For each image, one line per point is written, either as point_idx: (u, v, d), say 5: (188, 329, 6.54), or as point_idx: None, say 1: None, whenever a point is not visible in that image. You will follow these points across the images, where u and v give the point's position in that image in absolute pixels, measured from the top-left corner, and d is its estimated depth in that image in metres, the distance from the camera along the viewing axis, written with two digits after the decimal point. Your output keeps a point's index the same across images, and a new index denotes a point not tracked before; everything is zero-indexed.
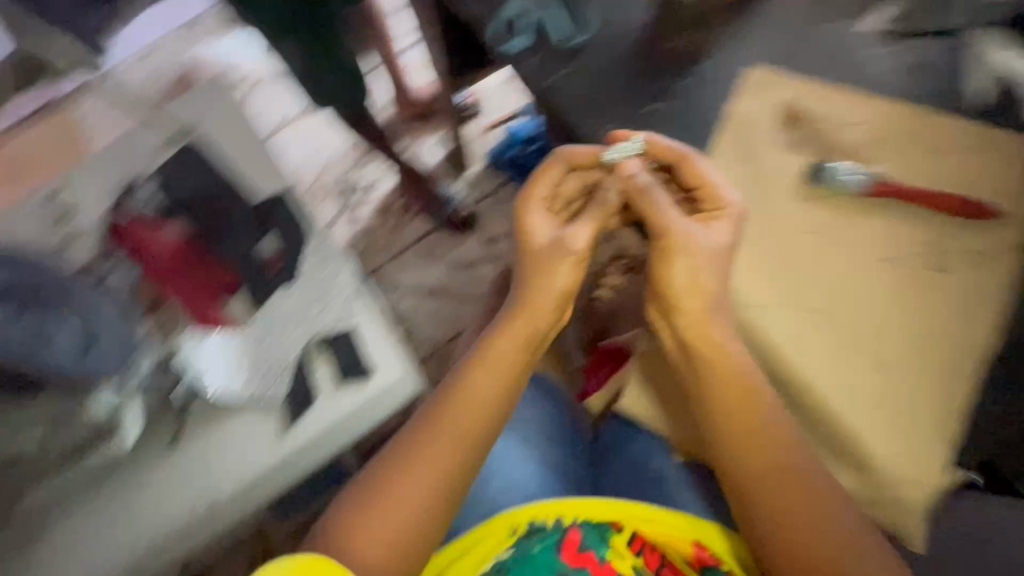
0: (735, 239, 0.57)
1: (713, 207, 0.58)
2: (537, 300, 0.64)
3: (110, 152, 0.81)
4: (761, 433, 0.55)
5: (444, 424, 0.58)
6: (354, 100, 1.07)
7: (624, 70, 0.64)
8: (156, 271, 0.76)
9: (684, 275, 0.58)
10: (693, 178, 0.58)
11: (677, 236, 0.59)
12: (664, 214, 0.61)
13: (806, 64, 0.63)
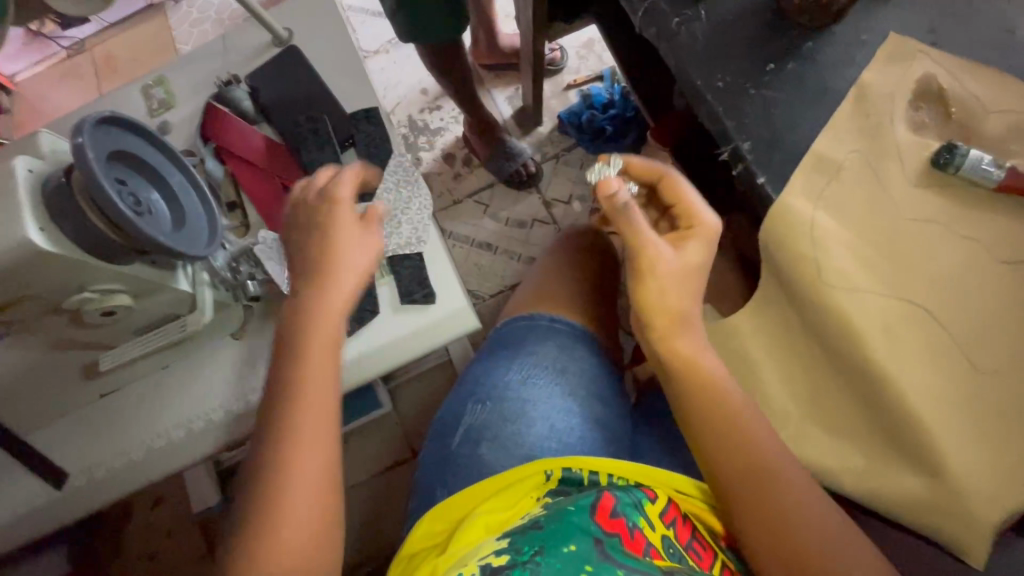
0: (704, 259, 0.60)
1: (688, 224, 0.62)
2: (325, 286, 0.62)
3: (216, 51, 0.87)
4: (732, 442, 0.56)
5: (303, 400, 0.58)
6: (447, 36, 1.06)
7: (747, 24, 0.61)
8: (239, 160, 0.79)
9: (663, 297, 0.58)
10: (672, 194, 0.63)
11: (656, 250, 0.58)
12: (645, 233, 0.59)
13: (955, 40, 0.57)
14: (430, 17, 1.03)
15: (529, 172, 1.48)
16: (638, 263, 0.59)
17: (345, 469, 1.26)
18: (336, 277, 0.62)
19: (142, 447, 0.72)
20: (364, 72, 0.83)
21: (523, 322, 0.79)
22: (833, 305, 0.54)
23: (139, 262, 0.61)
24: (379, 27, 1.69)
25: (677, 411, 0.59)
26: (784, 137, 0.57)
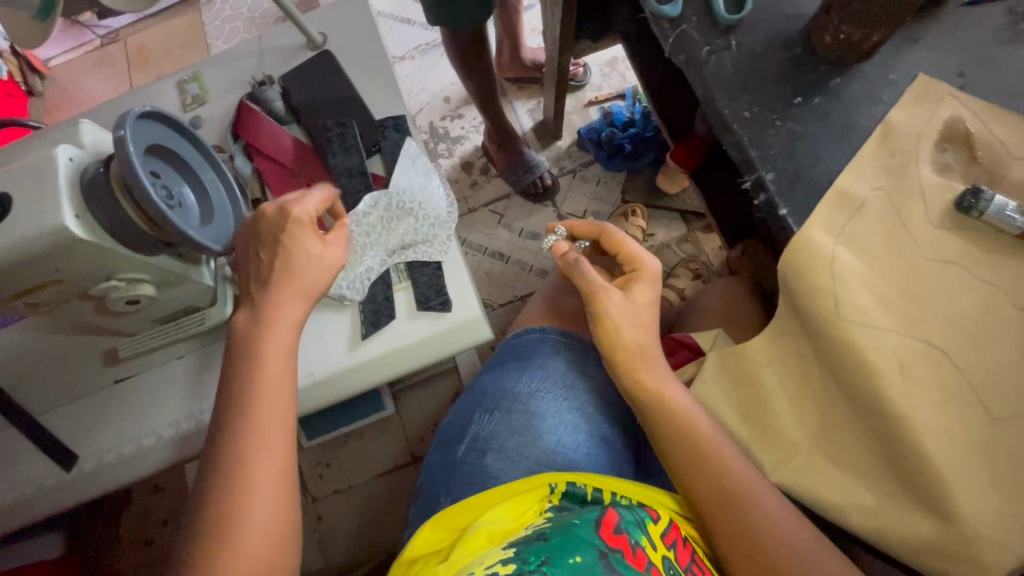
0: (652, 298, 0.67)
1: (632, 268, 0.69)
2: (286, 296, 0.60)
3: (251, 50, 0.89)
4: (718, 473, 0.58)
5: (258, 410, 0.54)
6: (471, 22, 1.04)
7: (777, 56, 0.62)
8: (266, 159, 0.80)
9: (622, 337, 0.65)
10: (614, 246, 0.71)
11: (612, 296, 0.66)
12: (595, 280, 0.67)
13: (982, 84, 0.58)
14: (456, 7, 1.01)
15: (544, 184, 1.49)
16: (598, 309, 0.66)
17: (348, 467, 1.27)
18: (291, 282, 0.60)
19: (153, 435, 0.73)
20: (393, 79, 0.85)
21: (533, 335, 0.80)
22: (848, 340, 0.53)
23: (165, 253, 0.63)
24: (408, 34, 1.72)
25: (654, 439, 0.63)
26: (807, 171, 0.58)
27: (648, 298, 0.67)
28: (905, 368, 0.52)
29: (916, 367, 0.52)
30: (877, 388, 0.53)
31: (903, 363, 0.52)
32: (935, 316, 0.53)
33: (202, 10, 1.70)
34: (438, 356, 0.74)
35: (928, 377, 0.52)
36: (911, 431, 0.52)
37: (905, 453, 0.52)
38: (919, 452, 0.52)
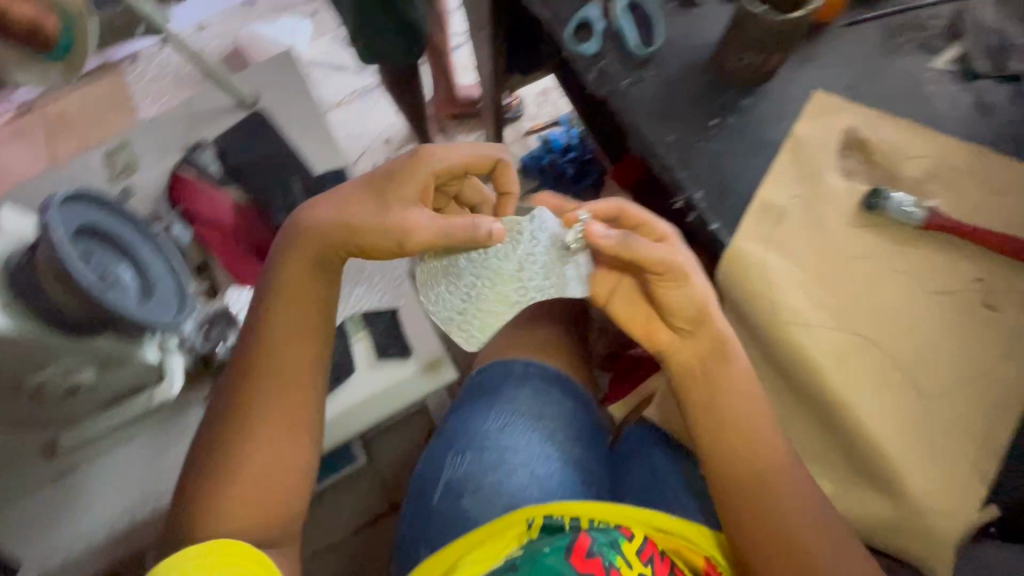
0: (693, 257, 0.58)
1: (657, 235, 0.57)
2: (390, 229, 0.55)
3: (179, 114, 0.87)
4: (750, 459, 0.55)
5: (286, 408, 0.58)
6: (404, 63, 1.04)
7: (690, 82, 0.67)
8: (205, 224, 0.79)
9: (676, 301, 0.55)
10: (638, 222, 0.57)
11: (677, 262, 0.53)
12: (662, 248, 0.53)
13: (870, 94, 0.64)
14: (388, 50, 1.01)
15: None
16: (658, 274, 0.54)
17: (322, 527, 1.20)
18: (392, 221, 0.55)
19: (105, 526, 0.69)
20: (331, 132, 0.86)
21: (497, 368, 0.80)
22: (788, 340, 0.57)
23: (106, 335, 0.58)
24: (344, 82, 1.73)
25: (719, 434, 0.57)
26: (731, 186, 0.62)
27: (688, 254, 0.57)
28: (842, 360, 0.56)
29: (851, 358, 0.56)
30: (820, 381, 0.56)
31: (840, 354, 0.56)
32: (860, 307, 0.57)
33: (127, 72, 1.67)
34: (404, 403, 0.73)
35: (862, 365, 0.56)
36: (855, 418, 0.55)
37: (854, 439, 0.56)
38: (866, 437, 0.55)
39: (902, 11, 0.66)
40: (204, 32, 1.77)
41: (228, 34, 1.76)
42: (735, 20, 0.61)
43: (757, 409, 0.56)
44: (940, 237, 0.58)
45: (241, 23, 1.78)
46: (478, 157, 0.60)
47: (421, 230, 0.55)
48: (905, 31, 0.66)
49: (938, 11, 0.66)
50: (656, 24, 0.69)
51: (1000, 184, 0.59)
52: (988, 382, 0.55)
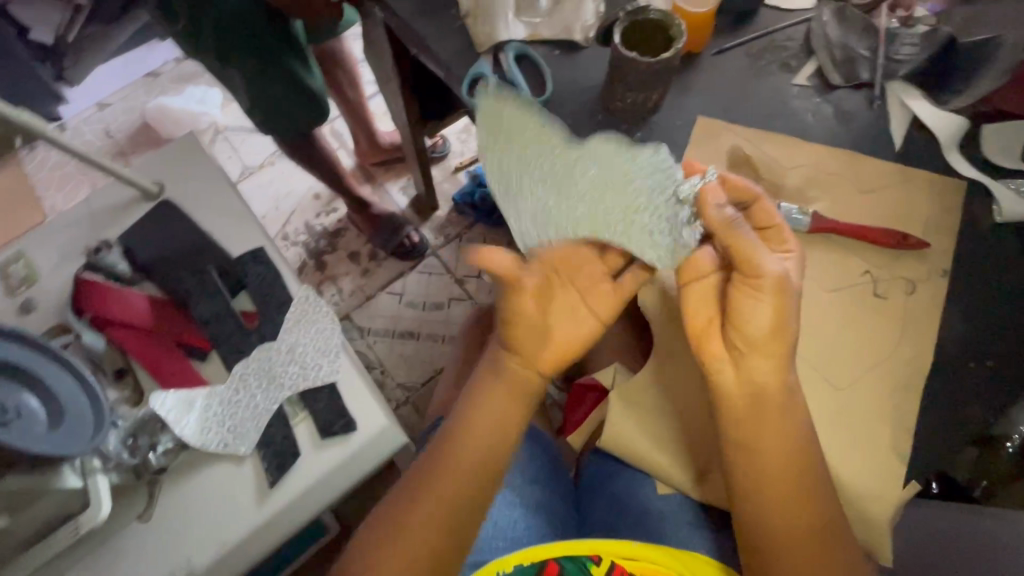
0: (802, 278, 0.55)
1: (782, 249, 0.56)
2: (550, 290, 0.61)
3: (79, 215, 0.83)
4: (788, 467, 0.53)
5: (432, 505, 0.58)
6: (305, 131, 1.06)
7: (585, 122, 0.70)
8: (121, 327, 0.75)
9: (761, 309, 0.52)
10: (767, 219, 0.56)
11: (768, 271, 0.52)
12: (749, 239, 0.53)
13: (747, 114, 0.70)
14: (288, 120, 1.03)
15: (415, 245, 1.46)
16: (748, 272, 0.53)
17: None
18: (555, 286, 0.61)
19: None
20: (243, 211, 0.84)
21: None
22: None
23: (12, 474, 0.56)
24: (260, 143, 1.62)
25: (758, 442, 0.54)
26: None
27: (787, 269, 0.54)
28: None
29: None
30: None
31: None
32: None
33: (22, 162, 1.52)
34: (357, 478, 0.71)
35: None
36: None
37: None
38: None
39: (761, 35, 0.73)
40: (103, 111, 1.63)
41: (131, 109, 1.63)
42: (614, 64, 0.64)
43: (790, 425, 0.54)
44: (825, 237, 0.64)
45: (144, 96, 1.65)
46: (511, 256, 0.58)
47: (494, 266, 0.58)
48: (768, 52, 0.72)
49: (791, 32, 0.73)
50: (545, 73, 0.72)
51: (867, 182, 0.66)
52: (890, 364, 0.60)
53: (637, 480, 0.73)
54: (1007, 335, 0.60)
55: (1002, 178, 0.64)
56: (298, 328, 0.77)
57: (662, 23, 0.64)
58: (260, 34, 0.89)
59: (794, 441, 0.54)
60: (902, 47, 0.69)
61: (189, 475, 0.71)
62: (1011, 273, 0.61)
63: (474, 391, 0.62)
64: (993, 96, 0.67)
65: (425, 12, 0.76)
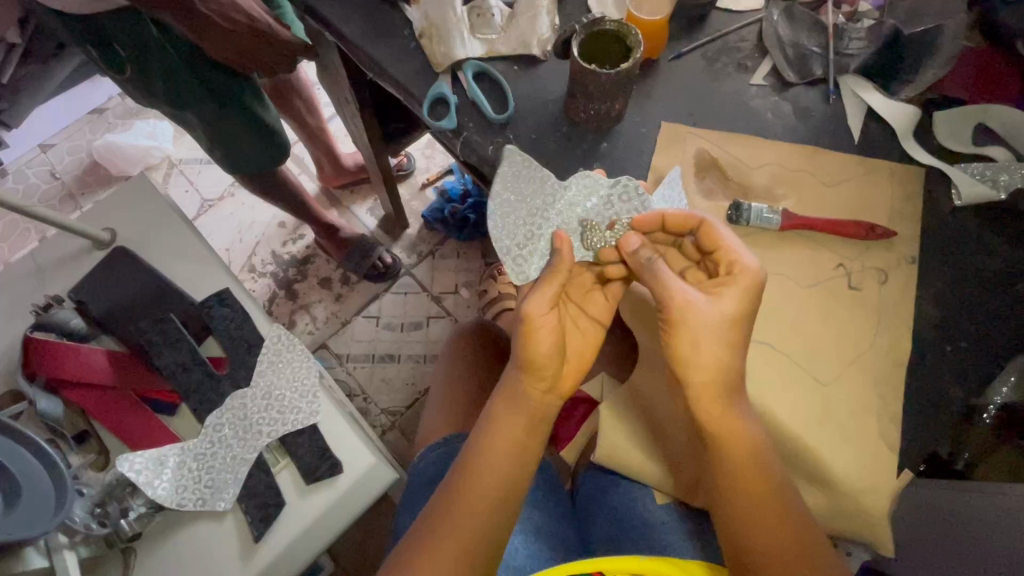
0: (744, 308, 0.54)
1: (726, 270, 0.56)
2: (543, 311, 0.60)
3: (24, 268, 0.78)
4: (746, 472, 0.55)
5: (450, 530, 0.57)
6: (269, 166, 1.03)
7: (550, 136, 0.70)
8: (79, 387, 0.71)
9: (715, 307, 0.54)
10: (711, 243, 0.57)
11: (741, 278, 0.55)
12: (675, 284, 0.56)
13: (709, 117, 0.70)
14: (253, 159, 1.00)
15: (388, 267, 1.43)
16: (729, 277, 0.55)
17: None
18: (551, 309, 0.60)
19: None
20: (203, 253, 0.80)
21: (444, 449, 0.80)
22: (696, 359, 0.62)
23: None
24: (217, 174, 1.57)
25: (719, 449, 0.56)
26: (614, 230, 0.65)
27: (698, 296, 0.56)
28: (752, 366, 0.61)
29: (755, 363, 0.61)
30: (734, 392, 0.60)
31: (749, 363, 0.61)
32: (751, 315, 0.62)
33: None
34: (346, 523, 0.68)
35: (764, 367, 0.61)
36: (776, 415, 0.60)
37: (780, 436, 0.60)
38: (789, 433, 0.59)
39: (715, 38, 0.73)
40: (47, 153, 1.56)
41: (77, 148, 1.57)
42: (575, 77, 0.64)
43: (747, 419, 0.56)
44: (795, 234, 0.65)
45: (89, 134, 1.58)
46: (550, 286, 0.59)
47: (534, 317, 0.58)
48: (723, 54, 0.73)
49: (744, 33, 0.74)
50: (506, 91, 0.72)
51: (832, 175, 0.67)
52: (870, 353, 0.61)
53: (634, 493, 0.72)
54: (976, 315, 0.61)
55: (957, 163, 0.65)
56: (273, 370, 0.73)
57: (618, 33, 0.64)
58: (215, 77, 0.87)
59: (752, 456, 0.55)
60: (850, 41, 0.71)
61: (168, 537, 0.67)
62: (976, 255, 0.63)
63: (495, 428, 0.60)
64: (941, 84, 0.69)
65: (379, 35, 0.74)
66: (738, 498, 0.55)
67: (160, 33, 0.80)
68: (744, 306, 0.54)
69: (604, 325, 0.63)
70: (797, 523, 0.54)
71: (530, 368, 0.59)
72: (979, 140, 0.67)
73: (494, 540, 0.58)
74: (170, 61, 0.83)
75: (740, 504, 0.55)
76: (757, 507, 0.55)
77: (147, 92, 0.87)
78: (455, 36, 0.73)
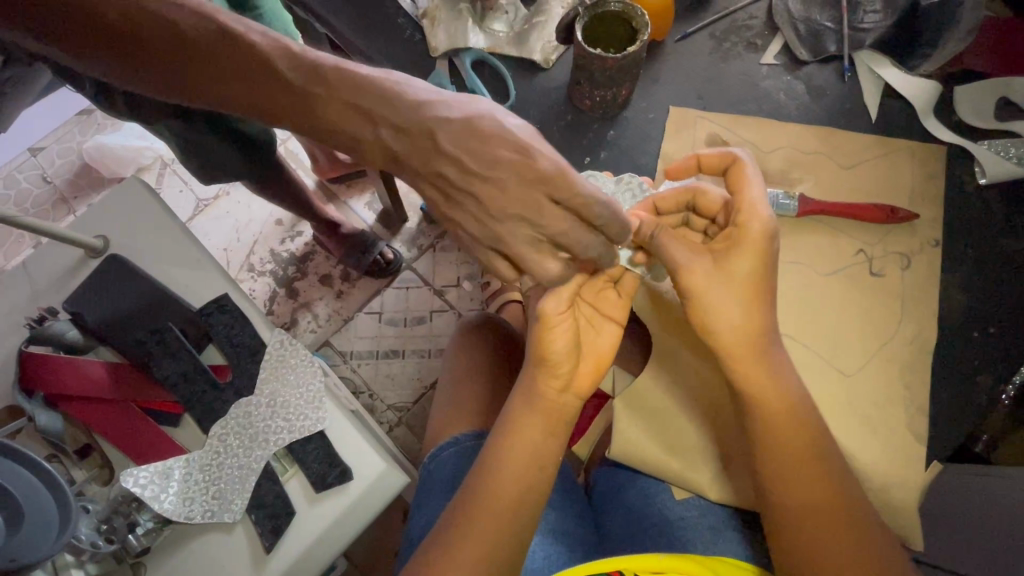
0: (764, 261, 0.54)
1: (739, 222, 0.55)
2: (552, 327, 0.59)
3: (16, 281, 0.76)
4: (817, 477, 0.54)
5: (478, 536, 0.56)
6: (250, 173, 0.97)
7: (554, 126, 0.67)
8: (79, 403, 0.69)
9: (731, 266, 0.54)
10: (736, 187, 0.56)
11: (750, 228, 0.54)
12: (683, 252, 0.56)
13: (720, 100, 0.67)
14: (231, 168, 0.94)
15: (388, 260, 1.39)
16: (739, 227, 0.54)
17: None
18: (557, 318, 0.58)
19: None
20: (200, 258, 0.77)
21: (454, 450, 0.79)
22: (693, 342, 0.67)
23: None
24: None
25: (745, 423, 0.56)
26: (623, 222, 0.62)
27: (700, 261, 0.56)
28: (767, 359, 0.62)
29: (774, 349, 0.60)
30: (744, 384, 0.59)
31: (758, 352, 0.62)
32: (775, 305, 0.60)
33: None
34: (359, 530, 0.67)
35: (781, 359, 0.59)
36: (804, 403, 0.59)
37: None
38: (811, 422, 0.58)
39: (723, 15, 0.70)
40: (38, 156, 1.53)
41: (69, 150, 1.53)
42: (580, 62, 0.60)
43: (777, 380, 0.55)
44: (813, 219, 0.62)
45: (79, 136, 1.54)
46: (561, 296, 0.58)
47: (557, 326, 0.59)
48: (732, 32, 0.69)
49: (754, 9, 0.70)
50: (506, 80, 0.69)
51: (849, 157, 0.64)
52: (899, 347, 0.59)
53: (650, 489, 0.71)
54: (1003, 300, 0.59)
55: (981, 141, 0.63)
56: (279, 376, 0.72)
57: (623, 14, 0.61)
58: None
59: (810, 456, 0.54)
60: (863, 15, 0.67)
61: (178, 549, 0.66)
62: (1002, 235, 0.61)
63: (515, 429, 0.60)
64: (961, 57, 0.66)
65: (373, 24, 0.71)
66: (795, 469, 0.54)
67: None
68: (765, 261, 0.54)
69: (622, 324, 0.62)
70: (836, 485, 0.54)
71: (542, 366, 0.60)
72: (1002, 115, 0.64)
73: (514, 548, 0.57)
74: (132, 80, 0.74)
75: (790, 481, 0.55)
76: (806, 479, 0.54)
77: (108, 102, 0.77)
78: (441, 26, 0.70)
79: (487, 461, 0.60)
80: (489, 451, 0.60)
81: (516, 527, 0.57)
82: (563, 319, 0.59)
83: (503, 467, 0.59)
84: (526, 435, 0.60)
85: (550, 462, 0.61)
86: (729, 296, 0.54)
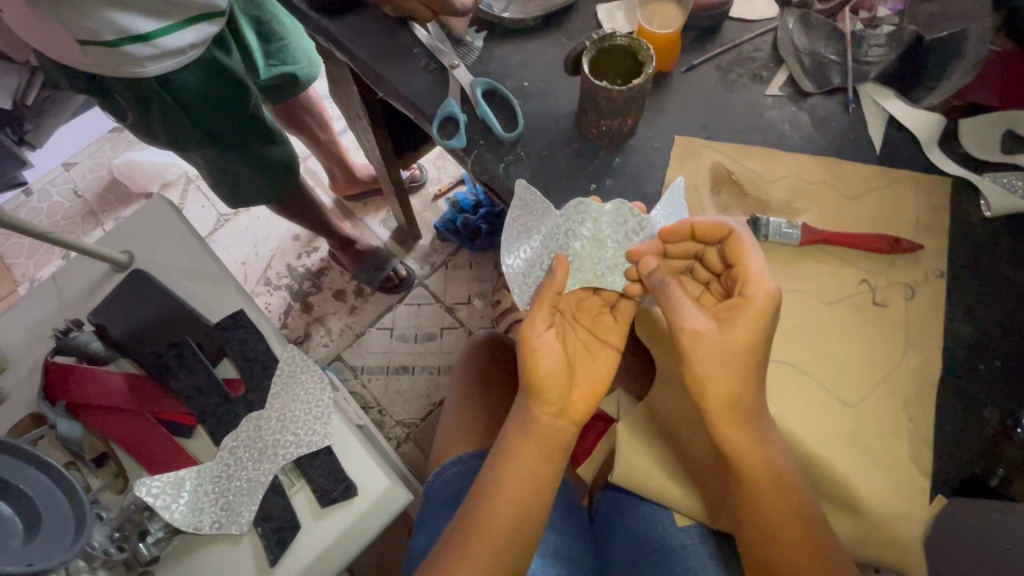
0: (761, 332, 0.53)
1: (743, 291, 0.55)
2: (539, 350, 0.60)
3: (44, 292, 0.79)
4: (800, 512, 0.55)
5: (476, 556, 0.57)
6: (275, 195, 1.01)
7: (562, 152, 0.69)
8: (98, 411, 0.72)
9: (729, 335, 0.54)
10: (736, 255, 0.56)
11: (756, 299, 0.53)
12: (685, 307, 0.56)
13: (724, 130, 0.69)
14: (256, 190, 0.98)
15: (400, 278, 1.42)
16: (744, 295, 0.54)
17: None
18: (543, 340, 0.60)
19: None
20: (218, 274, 0.80)
21: (459, 468, 0.79)
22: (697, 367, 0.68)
23: None
24: None
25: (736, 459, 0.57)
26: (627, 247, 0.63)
27: (699, 325, 0.55)
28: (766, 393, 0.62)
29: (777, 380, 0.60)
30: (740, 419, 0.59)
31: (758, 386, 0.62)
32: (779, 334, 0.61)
33: None
34: (361, 546, 0.68)
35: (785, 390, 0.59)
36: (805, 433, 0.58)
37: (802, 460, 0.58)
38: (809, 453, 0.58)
39: (729, 48, 0.72)
40: (71, 171, 1.60)
41: (100, 165, 1.60)
42: (587, 93, 0.63)
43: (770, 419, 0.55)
44: (817, 247, 0.63)
45: (110, 152, 1.61)
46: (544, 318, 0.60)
47: (542, 348, 0.59)
48: (738, 64, 0.71)
49: (760, 42, 0.72)
50: (514, 108, 0.71)
51: (852, 188, 0.65)
52: (902, 377, 0.59)
53: (652, 514, 0.70)
54: (1009, 332, 0.59)
55: (986, 173, 0.64)
56: (286, 397, 0.73)
57: (630, 48, 0.63)
58: (221, 111, 0.84)
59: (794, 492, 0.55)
60: (868, 49, 0.69)
61: (185, 559, 0.67)
62: (1007, 267, 0.61)
63: (516, 450, 0.61)
64: (966, 91, 0.67)
65: (391, 53, 0.74)
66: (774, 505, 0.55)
67: (162, 87, 0.76)
68: (765, 332, 0.54)
69: (618, 350, 0.64)
70: (822, 527, 0.54)
71: (535, 389, 0.60)
72: (1009, 148, 0.64)
73: (513, 568, 0.58)
74: (169, 109, 0.79)
75: (767, 520, 0.56)
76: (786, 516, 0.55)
77: (147, 132, 0.82)
78: (451, 53, 0.72)
79: (488, 481, 0.61)
80: (487, 470, 0.62)
81: (513, 549, 0.58)
82: (545, 335, 0.60)
83: (502, 489, 0.59)
84: (525, 457, 0.60)
85: (550, 485, 0.62)
86: (723, 367, 0.54)
